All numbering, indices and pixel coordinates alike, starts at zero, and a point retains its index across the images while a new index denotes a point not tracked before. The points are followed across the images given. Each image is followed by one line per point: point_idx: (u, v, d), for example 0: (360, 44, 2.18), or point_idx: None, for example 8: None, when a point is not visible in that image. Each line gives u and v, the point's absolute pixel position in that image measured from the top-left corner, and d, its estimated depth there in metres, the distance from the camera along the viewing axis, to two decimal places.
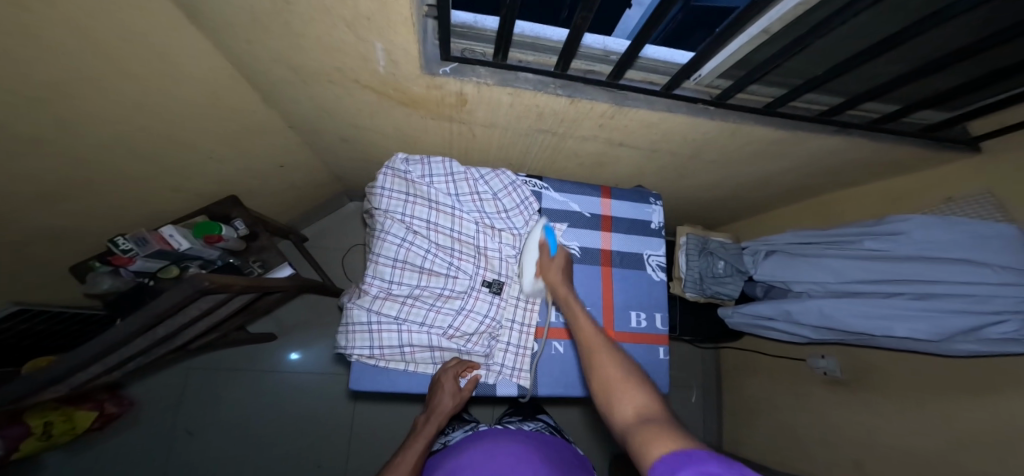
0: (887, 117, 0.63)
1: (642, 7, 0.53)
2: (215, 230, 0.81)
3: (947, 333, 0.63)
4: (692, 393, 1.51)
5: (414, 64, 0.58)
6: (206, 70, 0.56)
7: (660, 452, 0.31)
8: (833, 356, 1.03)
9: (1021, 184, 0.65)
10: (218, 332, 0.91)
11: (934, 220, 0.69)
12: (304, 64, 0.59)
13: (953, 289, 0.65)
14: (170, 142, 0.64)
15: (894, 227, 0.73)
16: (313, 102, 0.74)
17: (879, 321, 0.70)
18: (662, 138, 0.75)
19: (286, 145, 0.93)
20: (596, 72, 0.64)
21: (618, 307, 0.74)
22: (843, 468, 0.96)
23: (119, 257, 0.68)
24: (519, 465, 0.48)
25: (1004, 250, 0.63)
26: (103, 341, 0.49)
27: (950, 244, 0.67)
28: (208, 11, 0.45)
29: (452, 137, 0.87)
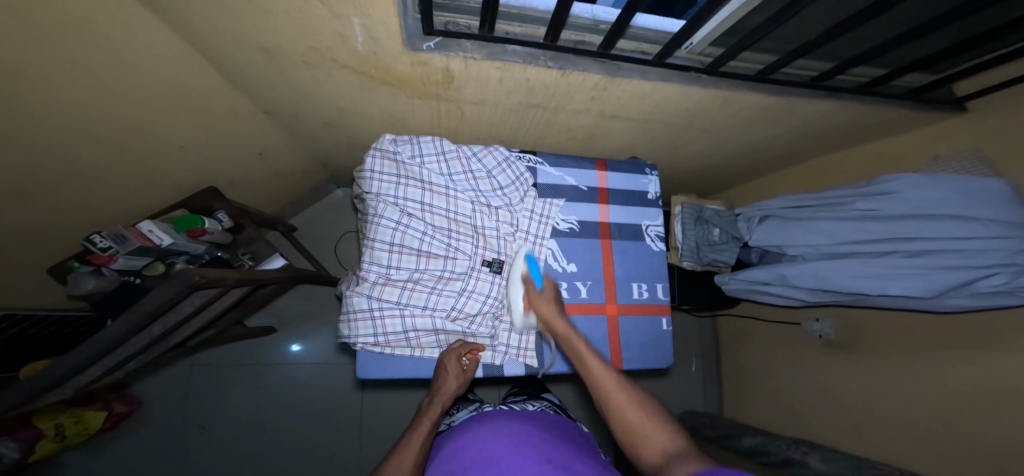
0: (876, 81, 0.63)
1: None
2: (198, 223, 0.78)
3: (940, 289, 0.65)
4: (688, 361, 1.58)
5: (396, 40, 0.55)
6: (167, 55, 0.53)
7: None
8: (828, 319, 1.08)
9: (1010, 142, 0.65)
10: (216, 328, 0.90)
11: (924, 178, 0.70)
12: (276, 45, 0.55)
13: (946, 245, 0.66)
14: (138, 132, 0.60)
15: (885, 187, 0.74)
16: (290, 84, 0.70)
17: (875, 280, 0.72)
18: (654, 109, 0.74)
19: (263, 131, 0.89)
20: (587, 43, 0.61)
21: (619, 280, 0.74)
22: (841, 427, 1.02)
23: (99, 256, 0.66)
24: (522, 445, 0.48)
25: (993, 204, 0.63)
26: (97, 342, 0.48)
27: (940, 202, 0.67)
28: None
29: (439, 116, 0.84)
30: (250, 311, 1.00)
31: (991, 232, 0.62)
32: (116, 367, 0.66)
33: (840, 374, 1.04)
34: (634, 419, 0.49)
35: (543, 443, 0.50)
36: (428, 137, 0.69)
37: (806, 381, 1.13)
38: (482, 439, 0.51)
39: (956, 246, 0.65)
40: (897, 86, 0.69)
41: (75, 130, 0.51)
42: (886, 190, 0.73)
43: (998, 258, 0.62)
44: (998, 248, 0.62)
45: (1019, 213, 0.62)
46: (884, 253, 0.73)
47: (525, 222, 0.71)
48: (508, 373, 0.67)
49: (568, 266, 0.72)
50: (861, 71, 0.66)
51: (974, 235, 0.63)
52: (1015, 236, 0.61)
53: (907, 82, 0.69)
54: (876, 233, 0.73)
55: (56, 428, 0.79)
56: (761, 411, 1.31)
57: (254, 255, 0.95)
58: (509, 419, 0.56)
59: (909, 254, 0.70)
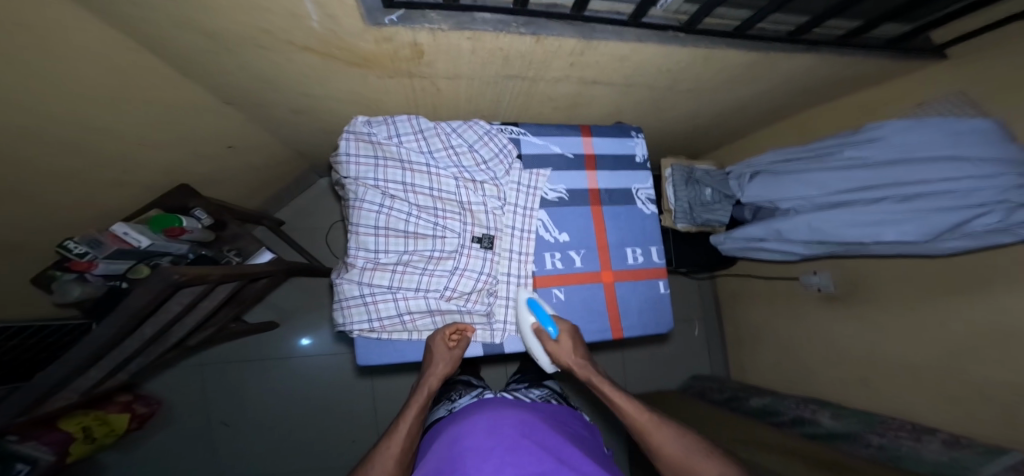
0: (856, 31, 0.61)
1: None
2: (175, 223, 0.78)
3: (934, 232, 0.62)
4: (693, 325, 1.61)
5: (355, 17, 0.52)
6: (106, 45, 0.49)
7: None
8: (826, 271, 1.09)
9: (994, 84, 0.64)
10: (214, 327, 0.90)
11: (912, 123, 0.66)
12: (227, 25, 0.52)
13: (936, 187, 0.62)
14: (90, 130, 0.57)
15: (871, 134, 0.70)
16: (252, 69, 0.67)
17: (869, 227, 0.68)
18: (635, 71, 0.71)
19: (231, 123, 0.86)
20: (560, 6, 0.59)
21: (613, 245, 0.73)
22: (845, 383, 1.06)
23: (78, 262, 0.63)
24: (525, 438, 0.50)
25: (982, 142, 0.60)
26: (88, 343, 0.49)
27: (928, 143, 0.63)
28: None
29: (415, 94, 0.80)
30: (246, 308, 1.00)
31: (983, 170, 0.58)
32: (116, 371, 0.66)
33: (838, 328, 1.06)
34: (678, 451, 0.51)
35: (546, 431, 0.54)
36: (404, 114, 0.66)
37: (803, 340, 1.18)
38: (486, 425, 0.52)
39: (947, 188, 0.61)
40: (877, 36, 0.68)
41: (26, 134, 0.48)
42: (874, 136, 0.69)
43: (991, 198, 0.58)
44: (992, 186, 0.58)
45: (1011, 148, 0.58)
46: (875, 201, 0.69)
47: (511, 196, 0.69)
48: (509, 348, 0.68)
49: (560, 236, 0.71)
50: (841, 22, 0.64)
51: (965, 176, 0.60)
52: (1008, 173, 0.57)
53: (888, 31, 0.67)
54: (866, 180, 0.69)
55: (85, 429, 0.80)
56: (765, 367, 1.35)
57: (240, 251, 0.95)
58: (510, 407, 0.59)
59: (900, 200, 0.66)
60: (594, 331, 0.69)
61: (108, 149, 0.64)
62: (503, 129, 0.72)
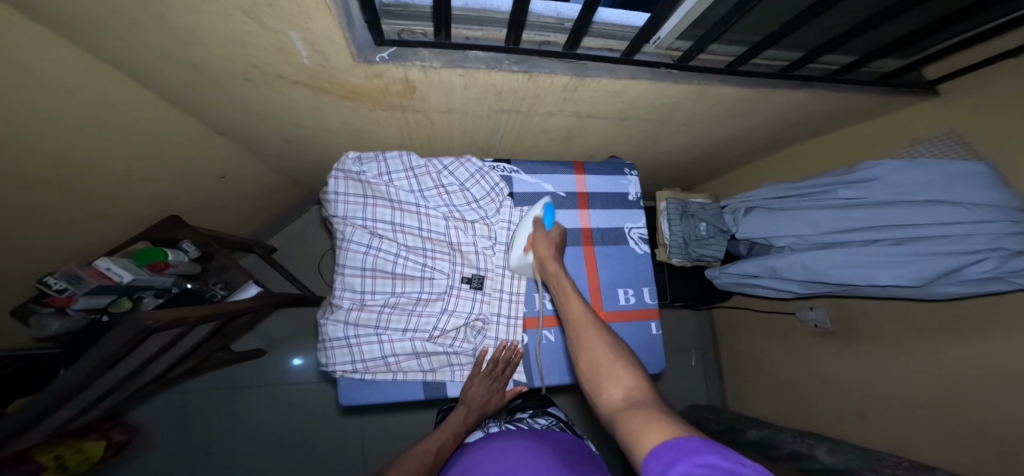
0: (848, 67, 0.61)
1: None
2: (160, 256, 0.75)
3: (928, 277, 0.61)
4: (689, 353, 1.60)
5: (345, 53, 0.51)
6: (87, 84, 0.48)
7: (654, 441, 0.30)
8: (822, 307, 1.09)
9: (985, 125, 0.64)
10: (196, 359, 0.87)
11: (904, 164, 0.66)
12: (208, 59, 0.51)
13: (931, 231, 0.62)
14: (70, 166, 0.56)
15: (867, 174, 0.69)
16: (236, 100, 0.65)
17: (861, 269, 0.67)
18: (628, 106, 0.71)
19: (222, 154, 0.85)
20: (553, 42, 0.58)
21: (605, 286, 0.72)
22: (845, 417, 1.03)
23: (56, 298, 0.61)
24: (535, 463, 0.45)
25: (977, 187, 0.60)
26: (64, 382, 0.46)
27: (924, 186, 0.64)
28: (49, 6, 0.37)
29: (408, 127, 0.80)
30: (230, 340, 0.97)
31: (978, 216, 0.58)
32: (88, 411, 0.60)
33: (837, 359, 1.05)
34: (603, 357, 0.44)
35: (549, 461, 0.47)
36: (395, 153, 0.65)
37: (803, 366, 1.16)
38: (495, 455, 0.48)
39: (941, 232, 0.61)
40: (868, 72, 0.68)
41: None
42: (868, 176, 0.68)
43: (985, 243, 0.58)
44: (986, 232, 0.58)
45: (1008, 196, 0.58)
46: (869, 242, 0.68)
47: (502, 235, 0.68)
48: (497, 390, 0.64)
49: None
50: (833, 58, 0.64)
51: (960, 221, 0.60)
52: (1002, 218, 0.57)
53: (879, 66, 0.67)
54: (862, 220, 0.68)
55: (58, 460, 0.74)
56: (764, 393, 1.32)
57: (226, 283, 0.92)
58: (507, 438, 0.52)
59: (894, 243, 0.65)
60: None
61: (90, 186, 0.62)
62: (495, 166, 0.71)
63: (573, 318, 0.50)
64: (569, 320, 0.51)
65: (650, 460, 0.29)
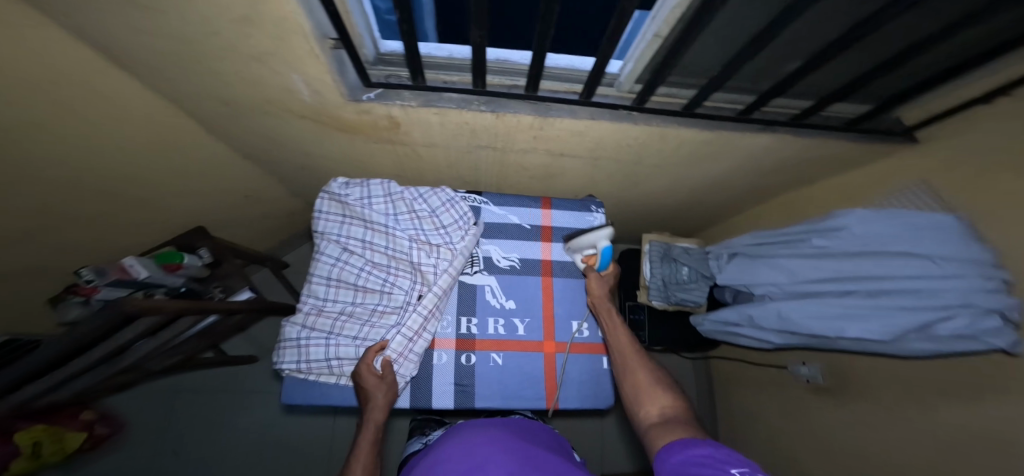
0: (804, 113, 0.63)
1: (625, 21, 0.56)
2: (175, 258, 0.83)
3: (900, 332, 0.54)
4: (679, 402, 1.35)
5: (337, 93, 0.61)
6: (144, 114, 0.62)
7: (664, 440, 0.43)
8: (816, 362, 0.87)
9: (954, 174, 0.62)
10: (179, 354, 0.89)
11: (872, 213, 0.61)
12: (232, 96, 0.63)
13: (898, 284, 0.56)
14: (120, 179, 0.69)
15: (834, 223, 0.64)
16: (256, 131, 0.78)
17: (832, 321, 0.61)
18: (597, 146, 0.75)
19: (248, 178, 0.98)
20: (519, 87, 0.65)
21: (559, 317, 0.70)
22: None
23: (81, 288, 0.67)
24: (499, 454, 0.43)
25: (943, 239, 0.54)
26: (29, 361, 0.48)
27: (890, 236, 0.58)
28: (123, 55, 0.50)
29: (400, 159, 0.89)
30: (224, 337, 1.04)
31: (941, 269, 0.53)
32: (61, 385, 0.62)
33: (819, 417, 0.85)
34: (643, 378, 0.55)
35: (511, 452, 0.43)
36: (376, 181, 0.71)
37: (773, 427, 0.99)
38: (461, 446, 0.45)
39: (911, 285, 0.55)
40: (835, 116, 0.68)
41: (59, 180, 0.58)
42: (837, 224, 0.64)
43: (951, 299, 0.52)
44: (953, 287, 0.52)
45: (981, 249, 0.52)
46: (841, 294, 0.62)
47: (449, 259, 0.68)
48: (436, 403, 0.62)
49: (507, 302, 0.70)
50: (789, 103, 0.66)
51: (926, 274, 0.54)
52: (968, 273, 0.51)
53: (843, 111, 0.68)
54: (830, 271, 0.63)
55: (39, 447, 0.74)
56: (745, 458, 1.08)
57: (226, 287, 1.00)
58: (471, 429, 0.50)
59: (865, 296, 0.59)
60: (527, 399, 0.64)
61: (134, 195, 0.75)
62: (470, 196, 0.76)
63: (620, 349, 0.61)
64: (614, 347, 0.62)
65: (660, 451, 0.39)
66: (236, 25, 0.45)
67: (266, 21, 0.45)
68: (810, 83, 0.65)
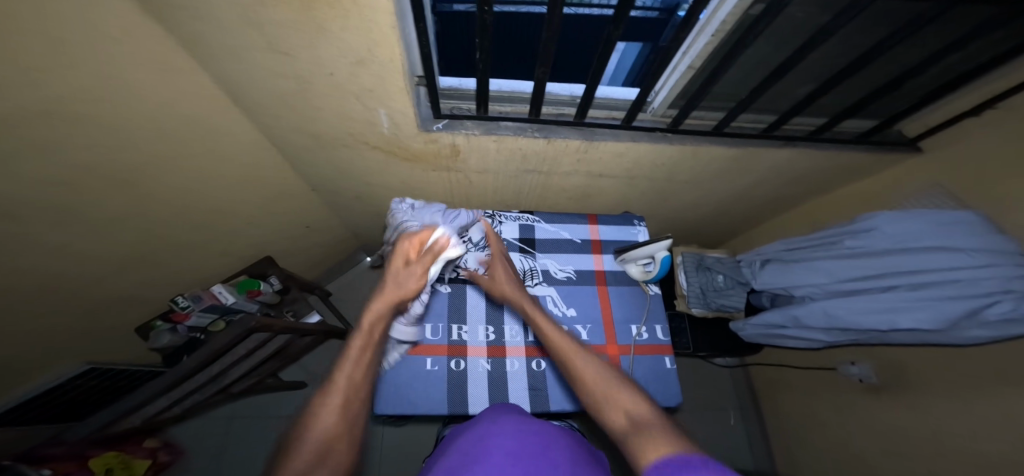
0: (821, 127, 0.72)
1: (621, 53, 0.72)
2: (255, 285, 0.89)
3: (951, 320, 0.59)
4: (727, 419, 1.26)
5: (412, 123, 0.70)
6: (246, 146, 0.72)
7: (655, 456, 0.34)
8: (865, 360, 0.89)
9: (969, 176, 0.69)
10: (253, 378, 0.95)
11: (899, 215, 0.68)
12: (322, 131, 0.72)
13: (938, 275, 0.61)
14: (219, 207, 0.77)
15: (863, 225, 0.71)
16: (330, 165, 0.86)
17: (882, 315, 0.65)
18: (634, 165, 0.83)
19: (310, 207, 1.06)
20: (566, 114, 0.74)
21: (618, 322, 0.75)
22: None
23: (178, 313, 0.77)
24: (552, 448, 0.43)
25: (972, 234, 0.61)
26: (173, 375, 0.59)
27: (919, 234, 0.65)
28: (247, 95, 0.61)
29: (451, 185, 0.98)
30: (285, 365, 1.04)
31: (978, 259, 0.59)
32: (176, 403, 0.72)
33: (882, 421, 0.84)
34: (594, 376, 0.48)
35: (562, 444, 0.46)
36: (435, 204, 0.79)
37: (834, 437, 0.96)
38: (509, 440, 0.43)
39: (950, 277, 0.61)
40: (845, 131, 0.78)
41: (171, 204, 0.66)
42: (868, 227, 0.71)
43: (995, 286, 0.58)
44: (991, 276, 0.58)
45: (1000, 241, 0.59)
46: (886, 289, 0.67)
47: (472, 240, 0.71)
48: (513, 400, 0.66)
49: (568, 310, 0.75)
50: (805, 120, 0.76)
51: (964, 265, 0.60)
52: (1001, 262, 0.58)
53: (853, 127, 0.78)
54: (869, 269, 0.69)
55: (106, 474, 0.73)
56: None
57: (295, 313, 1.01)
58: (507, 412, 0.52)
59: (911, 289, 0.64)
60: None
61: (225, 228, 0.83)
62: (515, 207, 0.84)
63: (563, 350, 0.54)
64: (555, 350, 0.55)
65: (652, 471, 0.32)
66: (349, 67, 0.54)
67: (374, 62, 0.53)
68: (820, 105, 0.75)
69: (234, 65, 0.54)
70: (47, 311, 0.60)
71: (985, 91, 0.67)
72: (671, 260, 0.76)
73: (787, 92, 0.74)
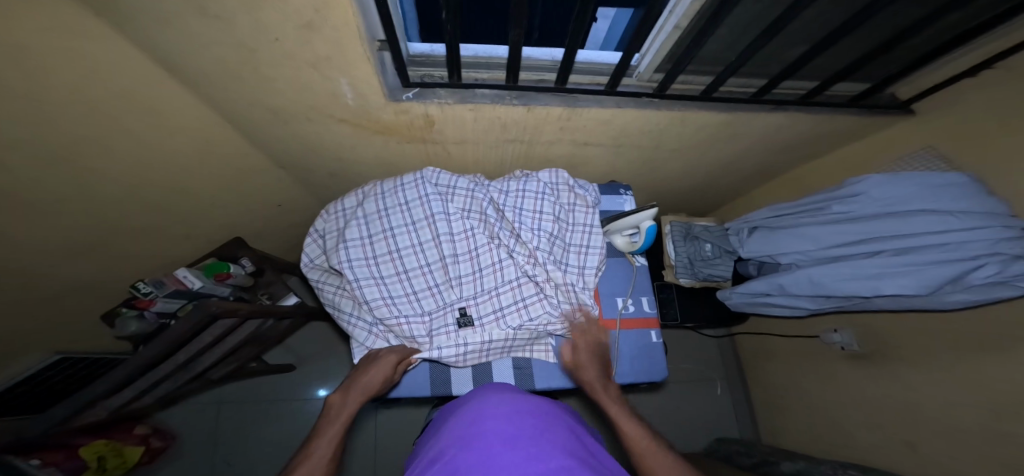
0: (812, 92, 0.68)
1: (608, 19, 0.66)
2: (224, 268, 0.86)
3: (935, 284, 0.58)
4: (711, 381, 1.31)
5: (379, 94, 0.64)
6: (195, 120, 0.65)
7: None
8: (847, 328, 0.90)
9: (964, 139, 0.66)
10: (235, 363, 0.94)
11: (889, 178, 0.66)
12: (280, 104, 0.66)
13: (925, 240, 0.60)
14: (174, 190, 0.72)
15: (853, 190, 0.69)
16: (296, 140, 0.80)
17: (867, 281, 0.64)
18: (621, 133, 0.79)
19: (281, 186, 0.99)
20: (547, 80, 0.69)
21: (604, 295, 0.75)
22: (894, 450, 0.79)
23: (141, 300, 0.72)
24: (547, 434, 0.38)
25: (961, 197, 0.60)
26: (128, 367, 0.55)
27: (910, 197, 0.63)
28: (180, 65, 0.53)
29: (431, 159, 0.92)
30: (269, 347, 1.04)
31: (966, 222, 0.57)
32: (146, 392, 0.69)
33: (859, 386, 0.88)
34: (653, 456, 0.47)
35: (562, 428, 0.41)
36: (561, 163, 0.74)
37: (813, 399, 1.00)
38: (503, 432, 0.37)
39: (937, 240, 0.60)
40: (837, 94, 0.74)
41: (123, 190, 0.62)
42: (857, 191, 0.68)
43: (980, 249, 0.57)
44: (978, 239, 0.57)
45: (989, 202, 0.58)
46: (871, 254, 0.66)
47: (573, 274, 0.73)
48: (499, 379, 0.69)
49: None
50: (796, 84, 0.71)
51: (950, 228, 0.59)
52: (988, 224, 0.57)
53: (841, 91, 0.73)
54: (856, 234, 0.67)
55: (98, 462, 0.75)
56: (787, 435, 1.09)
57: (271, 295, 1.02)
58: (501, 393, 0.48)
59: (897, 253, 0.63)
60: None
61: (185, 211, 0.78)
62: (585, 197, 0.78)
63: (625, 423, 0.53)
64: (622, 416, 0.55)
65: None
66: (297, 31, 0.48)
67: (326, 25, 0.47)
68: (814, 66, 0.70)
69: (159, 33, 0.47)
70: (2, 306, 0.57)
71: (982, 52, 0.63)
72: (655, 230, 0.75)
73: (781, 52, 0.68)
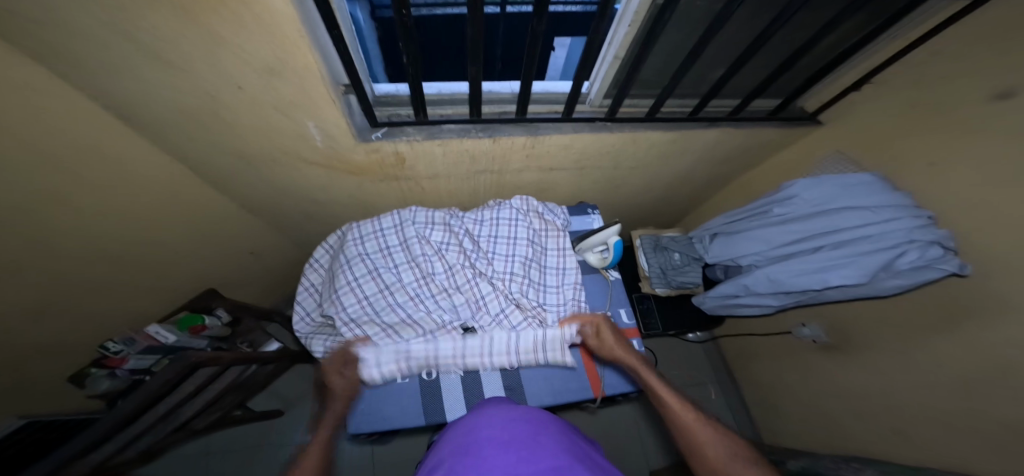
0: (738, 107, 0.77)
1: (566, 48, 0.73)
2: (197, 320, 0.85)
3: (871, 273, 0.63)
4: (706, 388, 1.30)
5: (349, 136, 0.67)
6: (158, 174, 0.65)
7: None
8: (814, 321, 0.95)
9: (872, 141, 0.76)
10: (218, 412, 0.87)
11: (816, 181, 0.73)
12: (249, 151, 0.68)
13: (854, 233, 0.66)
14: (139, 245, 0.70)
15: (787, 193, 0.76)
16: (267, 185, 0.80)
17: (815, 274, 0.69)
18: (582, 156, 0.84)
19: (252, 232, 0.98)
20: (508, 112, 0.74)
21: (584, 310, 0.76)
22: (883, 437, 0.80)
23: (111, 360, 0.73)
24: (540, 435, 0.39)
25: (876, 192, 0.67)
26: (105, 424, 0.51)
27: (835, 197, 0.70)
28: (145, 117, 0.54)
29: (405, 195, 0.94)
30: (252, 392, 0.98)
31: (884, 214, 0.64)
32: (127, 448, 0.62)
33: (837, 377, 0.90)
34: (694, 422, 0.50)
35: (554, 428, 0.42)
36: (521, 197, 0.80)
37: (802, 396, 1.01)
38: (497, 442, 0.37)
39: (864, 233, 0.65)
40: (761, 110, 0.83)
41: (83, 246, 0.60)
42: (791, 194, 0.75)
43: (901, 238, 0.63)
44: (897, 229, 0.63)
45: (899, 196, 0.65)
46: (814, 250, 0.71)
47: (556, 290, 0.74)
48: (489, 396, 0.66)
49: None
50: (723, 103, 0.81)
51: (872, 222, 0.65)
52: (903, 215, 0.64)
53: (763, 106, 0.83)
54: (799, 233, 0.73)
55: None
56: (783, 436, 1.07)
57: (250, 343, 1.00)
58: (492, 403, 0.48)
59: (834, 247, 0.68)
60: (574, 391, 0.68)
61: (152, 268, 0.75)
62: (555, 221, 0.81)
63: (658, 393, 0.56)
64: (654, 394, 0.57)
65: None
66: (264, 78, 0.50)
67: (291, 73, 0.50)
68: (734, 86, 0.79)
69: (118, 84, 0.48)
70: None
71: (862, 68, 0.74)
72: (620, 244, 0.79)
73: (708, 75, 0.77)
